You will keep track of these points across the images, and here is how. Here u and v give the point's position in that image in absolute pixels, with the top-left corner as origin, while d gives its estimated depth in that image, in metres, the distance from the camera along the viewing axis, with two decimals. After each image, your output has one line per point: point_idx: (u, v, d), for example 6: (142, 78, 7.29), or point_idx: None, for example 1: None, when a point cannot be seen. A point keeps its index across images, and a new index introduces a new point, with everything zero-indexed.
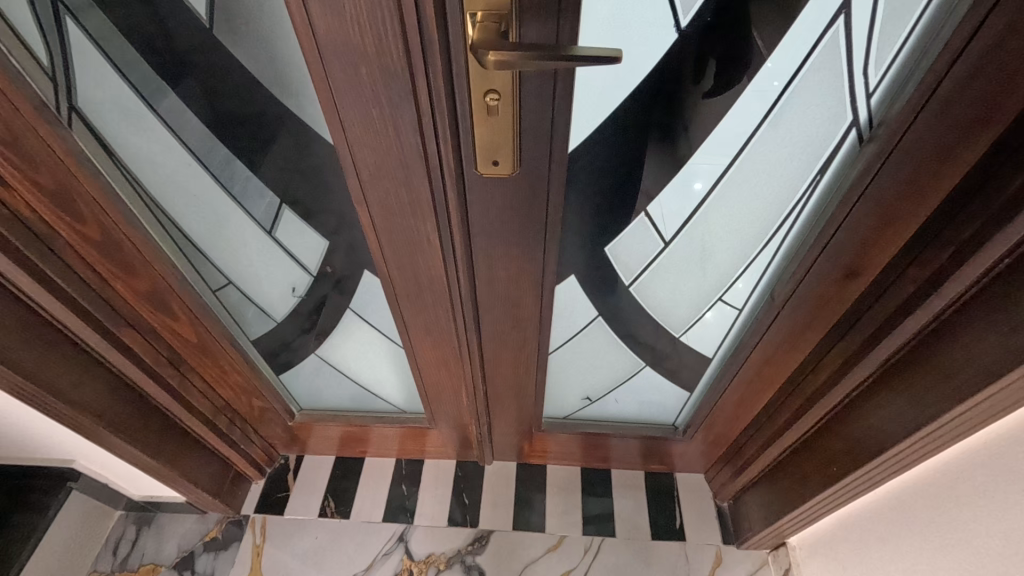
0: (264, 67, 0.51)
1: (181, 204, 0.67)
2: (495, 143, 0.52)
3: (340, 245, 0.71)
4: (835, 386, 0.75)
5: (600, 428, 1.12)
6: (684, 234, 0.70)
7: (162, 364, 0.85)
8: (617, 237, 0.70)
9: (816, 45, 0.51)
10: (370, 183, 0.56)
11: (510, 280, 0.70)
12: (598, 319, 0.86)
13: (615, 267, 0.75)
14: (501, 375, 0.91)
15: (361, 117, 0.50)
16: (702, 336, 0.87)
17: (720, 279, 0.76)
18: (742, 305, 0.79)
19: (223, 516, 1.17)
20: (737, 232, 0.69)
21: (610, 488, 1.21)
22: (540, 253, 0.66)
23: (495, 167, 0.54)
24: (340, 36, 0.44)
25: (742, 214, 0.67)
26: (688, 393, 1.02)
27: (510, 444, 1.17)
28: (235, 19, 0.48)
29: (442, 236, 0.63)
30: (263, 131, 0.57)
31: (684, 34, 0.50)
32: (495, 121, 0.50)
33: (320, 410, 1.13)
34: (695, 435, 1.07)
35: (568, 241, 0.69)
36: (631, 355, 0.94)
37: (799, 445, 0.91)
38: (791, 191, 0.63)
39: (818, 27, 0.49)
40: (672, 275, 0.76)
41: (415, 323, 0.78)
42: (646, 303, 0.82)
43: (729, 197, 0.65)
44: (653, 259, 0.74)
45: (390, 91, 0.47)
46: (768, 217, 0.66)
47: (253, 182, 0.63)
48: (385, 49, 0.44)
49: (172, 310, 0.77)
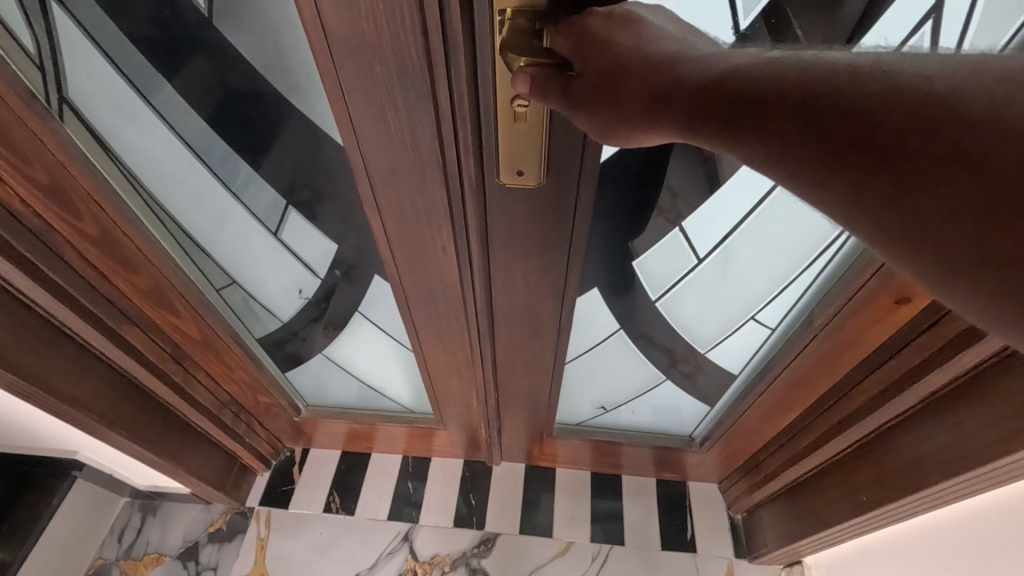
0: (271, 64, 0.47)
1: (181, 202, 0.63)
2: (520, 153, 0.47)
3: (348, 248, 0.67)
4: (872, 415, 0.71)
5: (613, 437, 1.09)
6: (718, 252, 0.67)
7: (165, 359, 0.82)
8: (647, 250, 0.67)
9: (914, 33, 0.44)
10: (383, 189, 0.52)
11: (529, 292, 0.66)
12: (619, 332, 0.83)
13: (642, 280, 0.73)
14: (513, 382, 0.87)
15: (374, 120, 0.45)
16: (729, 353, 0.83)
17: (754, 297, 0.72)
18: (774, 325, 0.76)
19: (228, 507, 1.16)
20: (772, 254, 0.65)
21: (621, 494, 1.18)
22: (564, 266, 0.62)
23: (520, 178, 0.49)
24: (354, 33, 0.39)
25: (775, 242, 0.64)
26: (708, 407, 0.99)
27: (518, 447, 1.14)
28: (236, 8, 0.44)
29: (459, 248, 0.59)
30: (269, 128, 0.53)
31: (744, 36, 0.47)
32: (523, 129, 0.45)
33: (327, 406, 1.10)
34: (711, 448, 1.04)
35: (593, 252, 0.66)
36: (649, 366, 0.90)
37: (823, 470, 0.87)
38: (823, 231, 0.59)
39: (898, 36, 0.45)
40: (700, 291, 0.74)
41: (426, 330, 0.75)
42: (671, 316, 0.79)
43: (761, 226, 0.62)
44: (683, 275, 0.71)
45: (407, 92, 0.43)
46: (810, 241, 0.62)
47: (255, 179, 0.59)
48: (402, 47, 0.39)
49: (175, 308, 0.74)
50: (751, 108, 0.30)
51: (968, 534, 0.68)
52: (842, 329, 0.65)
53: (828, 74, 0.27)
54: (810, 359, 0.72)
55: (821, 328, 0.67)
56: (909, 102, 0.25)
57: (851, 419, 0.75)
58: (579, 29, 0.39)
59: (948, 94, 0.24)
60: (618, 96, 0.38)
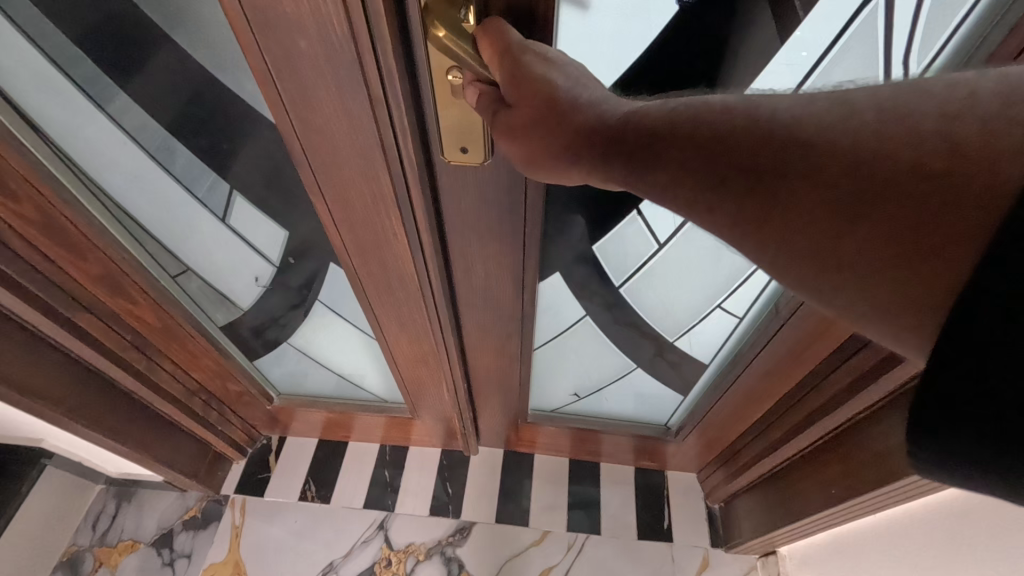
0: (197, 43, 0.44)
1: (124, 188, 0.61)
2: (459, 127, 0.46)
3: (302, 234, 0.65)
4: (840, 408, 0.70)
5: (588, 425, 1.08)
6: (677, 239, 0.65)
7: (125, 347, 0.80)
8: (606, 236, 0.65)
9: (807, 78, 0.48)
10: (324, 173, 0.50)
11: (487, 279, 0.65)
12: (586, 318, 0.81)
13: (606, 269, 0.71)
14: (482, 368, 0.86)
15: (306, 99, 0.43)
16: (701, 340, 0.83)
17: (720, 287, 0.72)
18: (743, 313, 0.76)
19: (203, 495, 1.16)
20: (694, 273, 0.71)
21: (598, 482, 1.17)
22: (520, 253, 0.60)
23: (464, 155, 0.48)
24: (270, 6, 0.36)
25: (693, 263, 0.69)
26: (682, 396, 1.00)
27: (495, 433, 1.13)
28: None
29: (410, 236, 0.56)
30: (203, 110, 0.50)
31: (687, 6, 0.43)
32: (463, 104, 0.44)
33: (300, 395, 1.09)
34: (686, 438, 1.05)
35: (551, 240, 0.64)
36: (621, 355, 0.89)
37: (794, 462, 0.86)
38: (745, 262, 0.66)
39: (850, 11, 0.43)
40: (664, 280, 0.73)
41: (388, 319, 0.73)
42: (640, 306, 0.78)
43: (684, 248, 0.67)
44: (643, 262, 0.70)
45: (335, 69, 0.40)
46: (736, 268, 0.68)
47: (197, 165, 0.57)
48: (324, 22, 0.37)
49: (130, 295, 0.72)
50: (657, 139, 0.35)
51: (937, 530, 0.66)
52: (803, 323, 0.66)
53: (712, 115, 0.33)
54: (776, 349, 0.73)
55: (789, 316, 0.68)
56: None
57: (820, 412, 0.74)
58: (508, 45, 0.39)
59: (791, 119, 0.29)
60: (544, 129, 0.40)
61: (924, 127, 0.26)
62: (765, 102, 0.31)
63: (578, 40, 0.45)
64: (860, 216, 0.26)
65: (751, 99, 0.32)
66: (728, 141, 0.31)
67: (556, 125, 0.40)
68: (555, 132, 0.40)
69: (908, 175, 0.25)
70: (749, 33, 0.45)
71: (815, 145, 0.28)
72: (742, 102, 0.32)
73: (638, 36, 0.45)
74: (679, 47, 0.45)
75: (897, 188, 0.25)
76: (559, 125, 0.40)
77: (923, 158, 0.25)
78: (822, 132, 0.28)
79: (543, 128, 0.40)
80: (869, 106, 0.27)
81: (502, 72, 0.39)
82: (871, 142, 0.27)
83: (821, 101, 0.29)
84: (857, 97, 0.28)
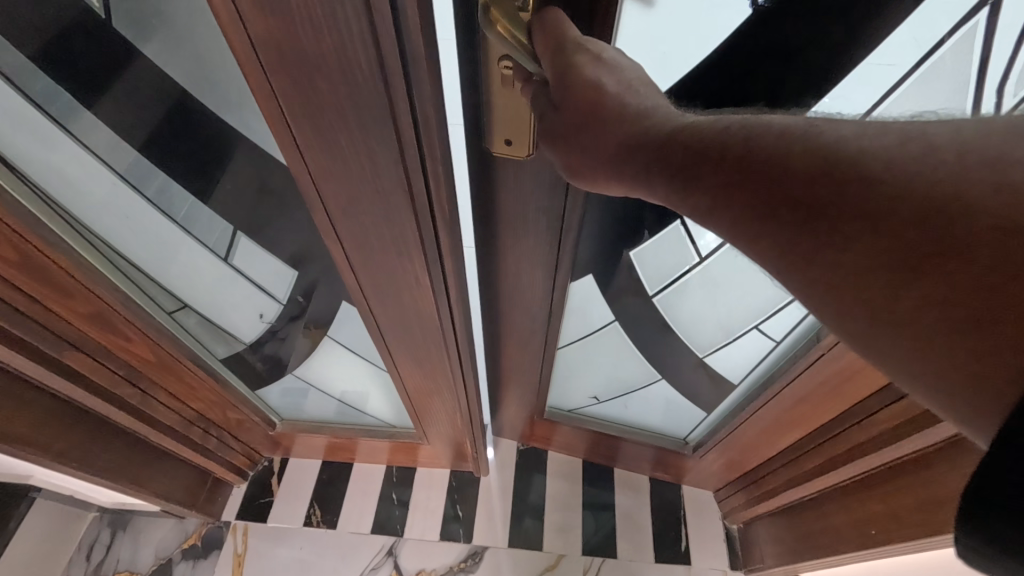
0: (195, 77, 0.38)
1: (114, 228, 0.55)
2: (504, 120, 0.47)
3: (312, 270, 0.61)
4: (881, 449, 0.66)
5: (609, 430, 1.08)
6: (716, 257, 0.64)
7: (117, 383, 0.75)
8: (647, 241, 0.65)
9: (886, 97, 0.43)
10: (342, 220, 0.45)
11: (521, 269, 0.68)
12: (614, 323, 0.81)
13: (641, 275, 0.72)
14: (510, 357, 0.89)
15: (326, 147, 0.38)
16: (727, 361, 0.81)
17: (751, 311, 0.70)
18: (779, 338, 0.73)
19: (202, 521, 1.11)
20: (728, 293, 0.69)
21: (612, 488, 1.17)
22: (553, 250, 0.62)
23: (508, 147, 0.49)
24: (289, 46, 0.31)
25: (724, 283, 0.68)
26: (705, 415, 0.97)
27: (511, 425, 1.15)
28: (142, 10, 0.34)
29: (434, 279, 0.52)
30: (206, 151, 0.45)
31: (761, 11, 0.39)
32: (512, 93, 0.45)
33: (304, 420, 1.05)
34: (705, 456, 1.02)
35: (586, 241, 0.64)
36: (646, 366, 0.89)
37: (824, 494, 0.83)
38: (781, 293, 0.64)
39: (946, 28, 0.38)
40: (697, 293, 0.71)
41: (402, 355, 0.68)
42: (671, 317, 0.77)
43: (723, 262, 0.64)
44: (680, 274, 0.69)
45: (360, 117, 0.35)
46: (774, 297, 0.66)
47: (197, 207, 0.52)
48: (351, 68, 0.32)
49: (123, 332, 0.66)
50: (703, 153, 0.29)
51: None
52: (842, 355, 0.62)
53: (763, 139, 0.27)
54: (812, 381, 0.69)
55: (824, 350, 0.64)
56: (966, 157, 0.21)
57: (856, 452, 0.71)
58: (562, 41, 0.38)
59: (857, 153, 0.23)
60: (583, 136, 0.38)
61: (1019, 181, 0.20)
62: (830, 128, 0.25)
63: (641, 37, 0.42)
64: (916, 273, 0.21)
65: (809, 120, 0.26)
66: (777, 170, 0.25)
67: (596, 127, 0.37)
68: (597, 140, 0.37)
69: (989, 235, 0.19)
70: (826, 53, 0.40)
71: (880, 182, 0.22)
72: (801, 127, 0.26)
73: (709, 35, 0.41)
74: (759, 50, 0.41)
75: (964, 245, 0.20)
76: (601, 130, 0.37)
77: (1012, 214, 0.19)
78: (914, 167, 0.22)
79: (587, 129, 0.38)
80: (949, 145, 0.21)
81: (552, 68, 0.38)
82: (945, 186, 0.21)
83: (890, 136, 0.23)
84: (943, 143, 0.22)
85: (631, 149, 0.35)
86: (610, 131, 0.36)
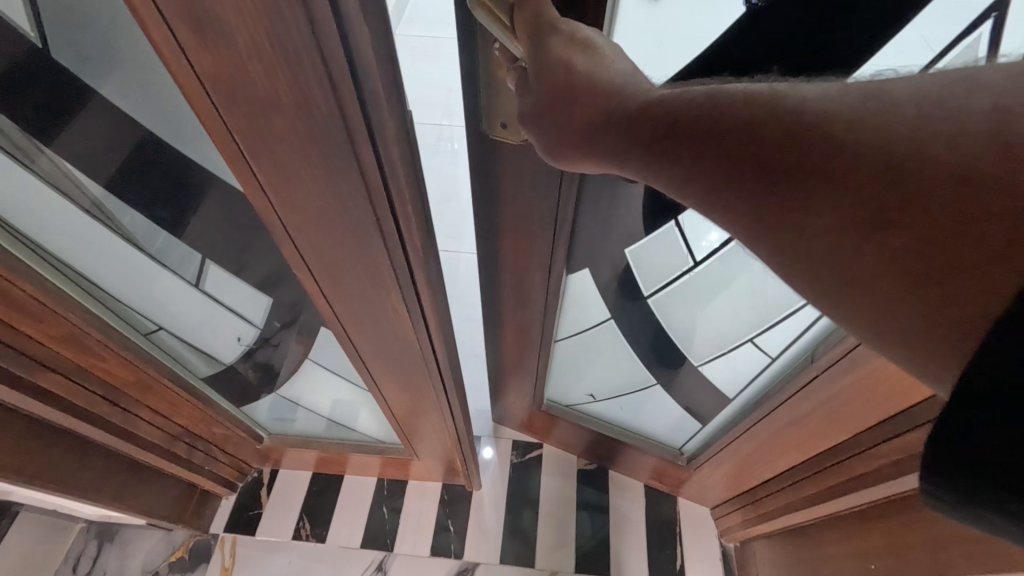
0: (147, 109, 0.35)
1: (80, 254, 0.53)
2: (506, 103, 0.47)
3: (286, 297, 0.58)
4: (883, 482, 0.64)
5: (603, 430, 1.09)
6: (712, 261, 0.65)
7: (96, 403, 0.72)
8: (641, 240, 0.66)
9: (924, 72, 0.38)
10: (310, 253, 0.43)
11: (518, 262, 0.68)
12: (610, 321, 0.83)
13: (637, 275, 0.73)
14: (509, 352, 0.90)
15: (287, 183, 0.35)
16: (722, 373, 0.83)
17: (748, 322, 0.71)
18: (775, 354, 0.73)
19: (191, 534, 1.09)
20: (727, 300, 0.69)
21: (608, 496, 1.15)
22: (550, 247, 0.63)
23: (504, 131, 0.49)
24: (237, 82, 0.28)
25: (722, 288, 0.68)
26: (701, 426, 0.98)
27: (511, 414, 1.15)
28: (83, 40, 0.31)
29: (411, 308, 0.49)
30: (166, 180, 0.42)
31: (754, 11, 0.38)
32: (496, 80, 0.46)
33: (292, 434, 1.04)
34: (699, 468, 1.01)
35: (582, 236, 0.66)
36: (643, 369, 0.90)
37: (824, 521, 0.81)
38: (788, 299, 0.63)
39: (948, 37, 0.36)
40: (694, 296, 0.72)
41: (385, 378, 0.66)
42: (665, 321, 0.79)
43: (727, 263, 0.64)
44: (676, 276, 0.70)
45: (320, 155, 0.33)
46: (778, 304, 0.65)
47: (163, 237, 0.49)
48: (306, 107, 0.29)
49: (98, 354, 0.64)
50: (675, 125, 0.29)
51: None
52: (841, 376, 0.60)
53: (729, 108, 0.26)
54: (809, 402, 0.67)
55: (821, 370, 0.63)
56: (929, 113, 0.20)
57: (857, 484, 0.68)
58: (539, 23, 0.38)
59: (820, 116, 0.23)
60: (560, 112, 0.38)
61: (974, 126, 0.19)
62: (794, 91, 0.24)
63: (638, 29, 0.42)
64: (883, 226, 0.21)
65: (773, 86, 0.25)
66: (745, 136, 0.25)
67: (573, 104, 0.37)
68: (573, 117, 0.38)
69: (946, 182, 0.19)
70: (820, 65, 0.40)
71: (839, 143, 0.22)
72: (766, 90, 0.25)
73: (704, 32, 0.41)
74: (749, 52, 0.41)
75: (924, 194, 0.20)
76: (576, 106, 0.37)
77: (966, 160, 0.19)
78: (876, 124, 0.21)
79: (565, 106, 0.38)
80: (909, 98, 0.21)
81: (529, 48, 0.39)
82: (902, 140, 0.20)
83: (850, 95, 0.22)
84: (900, 97, 0.21)
85: (604, 126, 0.35)
86: (586, 106, 0.37)
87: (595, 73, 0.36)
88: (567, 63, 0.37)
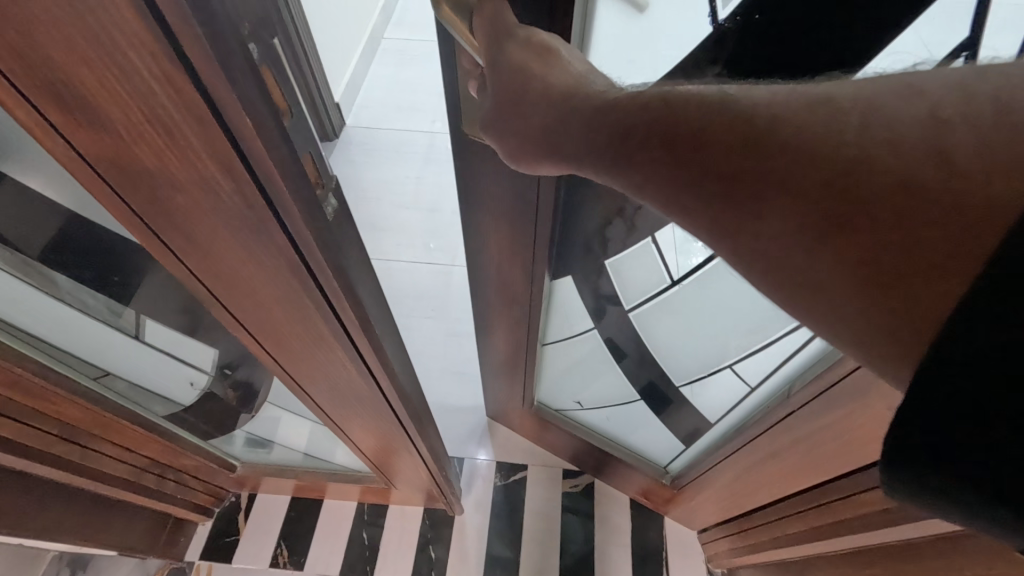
0: (37, 171, 0.31)
1: (9, 308, 0.49)
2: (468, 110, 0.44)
3: (232, 348, 0.55)
4: (864, 530, 0.62)
5: (591, 439, 1.07)
6: (694, 279, 0.62)
7: (51, 443, 0.69)
8: (621, 253, 0.64)
9: None
10: (241, 313, 0.39)
11: (500, 268, 0.66)
12: (593, 331, 0.81)
13: (618, 288, 0.70)
14: (494, 354, 0.88)
15: (200, 250, 0.32)
16: (704, 396, 0.80)
17: (727, 348, 0.69)
18: (754, 383, 0.72)
19: (165, 563, 1.06)
20: (712, 320, 0.66)
21: (594, 512, 1.12)
22: (530, 261, 0.62)
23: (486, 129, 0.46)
24: (118, 156, 0.25)
25: (705, 305, 0.65)
26: (682, 446, 0.96)
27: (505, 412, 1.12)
28: None
29: (361, 361, 0.47)
30: (78, 241, 0.38)
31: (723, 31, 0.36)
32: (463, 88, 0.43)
33: (264, 464, 1.02)
34: (683, 488, 0.99)
35: (563, 248, 0.64)
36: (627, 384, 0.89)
37: (808, 559, 0.78)
38: (776, 322, 0.59)
39: None
40: (673, 315, 0.70)
41: (346, 422, 0.63)
42: (647, 337, 0.76)
43: (717, 282, 0.60)
44: (659, 291, 0.67)
45: (230, 224, 0.30)
46: (764, 329, 0.62)
47: (92, 295, 0.46)
48: (202, 180, 0.26)
49: (45, 397, 0.60)
50: (632, 128, 0.29)
51: None
52: (821, 416, 0.58)
53: (685, 110, 0.26)
54: (790, 438, 0.65)
55: (799, 407, 0.61)
56: (871, 123, 0.21)
57: (839, 528, 0.66)
58: (502, 26, 0.34)
59: (771, 122, 0.23)
60: (519, 112, 0.37)
61: (911, 135, 0.20)
62: (745, 99, 0.24)
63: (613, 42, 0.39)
64: (833, 230, 0.21)
65: (727, 89, 0.26)
66: (704, 140, 0.25)
67: (533, 102, 0.36)
68: (535, 118, 0.36)
69: (887, 189, 0.20)
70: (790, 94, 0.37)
71: (790, 148, 0.22)
72: (717, 95, 0.26)
73: (678, 49, 0.38)
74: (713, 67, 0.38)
75: (871, 201, 0.20)
76: (538, 105, 0.36)
77: (906, 168, 0.20)
78: (823, 132, 0.22)
79: (530, 108, 0.36)
80: (852, 108, 0.21)
81: (485, 53, 0.35)
82: (846, 148, 0.21)
83: (800, 100, 0.23)
84: (845, 104, 0.22)
85: (564, 126, 0.35)
86: (548, 102, 0.35)
87: (559, 65, 0.34)
88: (523, 64, 0.34)
